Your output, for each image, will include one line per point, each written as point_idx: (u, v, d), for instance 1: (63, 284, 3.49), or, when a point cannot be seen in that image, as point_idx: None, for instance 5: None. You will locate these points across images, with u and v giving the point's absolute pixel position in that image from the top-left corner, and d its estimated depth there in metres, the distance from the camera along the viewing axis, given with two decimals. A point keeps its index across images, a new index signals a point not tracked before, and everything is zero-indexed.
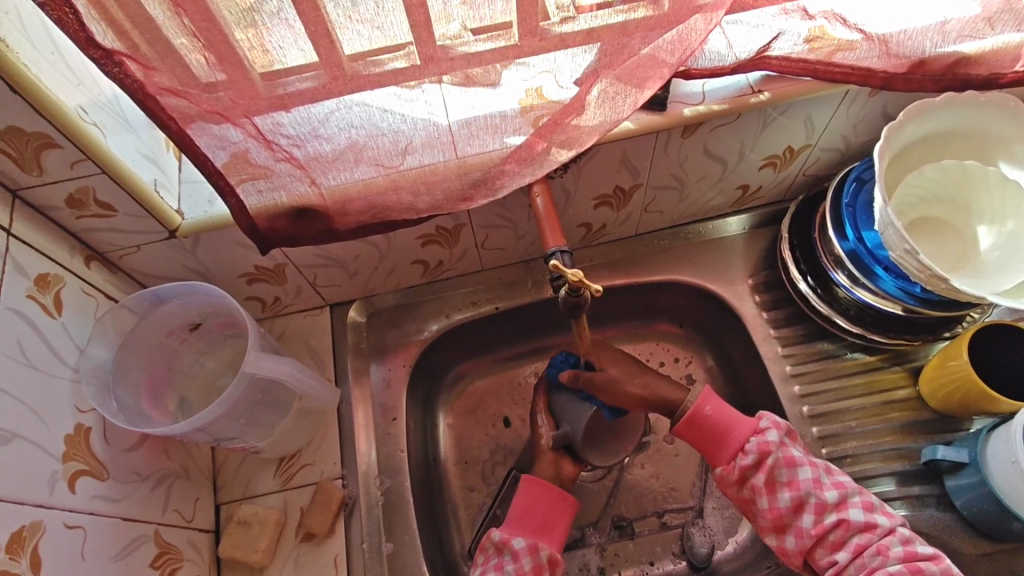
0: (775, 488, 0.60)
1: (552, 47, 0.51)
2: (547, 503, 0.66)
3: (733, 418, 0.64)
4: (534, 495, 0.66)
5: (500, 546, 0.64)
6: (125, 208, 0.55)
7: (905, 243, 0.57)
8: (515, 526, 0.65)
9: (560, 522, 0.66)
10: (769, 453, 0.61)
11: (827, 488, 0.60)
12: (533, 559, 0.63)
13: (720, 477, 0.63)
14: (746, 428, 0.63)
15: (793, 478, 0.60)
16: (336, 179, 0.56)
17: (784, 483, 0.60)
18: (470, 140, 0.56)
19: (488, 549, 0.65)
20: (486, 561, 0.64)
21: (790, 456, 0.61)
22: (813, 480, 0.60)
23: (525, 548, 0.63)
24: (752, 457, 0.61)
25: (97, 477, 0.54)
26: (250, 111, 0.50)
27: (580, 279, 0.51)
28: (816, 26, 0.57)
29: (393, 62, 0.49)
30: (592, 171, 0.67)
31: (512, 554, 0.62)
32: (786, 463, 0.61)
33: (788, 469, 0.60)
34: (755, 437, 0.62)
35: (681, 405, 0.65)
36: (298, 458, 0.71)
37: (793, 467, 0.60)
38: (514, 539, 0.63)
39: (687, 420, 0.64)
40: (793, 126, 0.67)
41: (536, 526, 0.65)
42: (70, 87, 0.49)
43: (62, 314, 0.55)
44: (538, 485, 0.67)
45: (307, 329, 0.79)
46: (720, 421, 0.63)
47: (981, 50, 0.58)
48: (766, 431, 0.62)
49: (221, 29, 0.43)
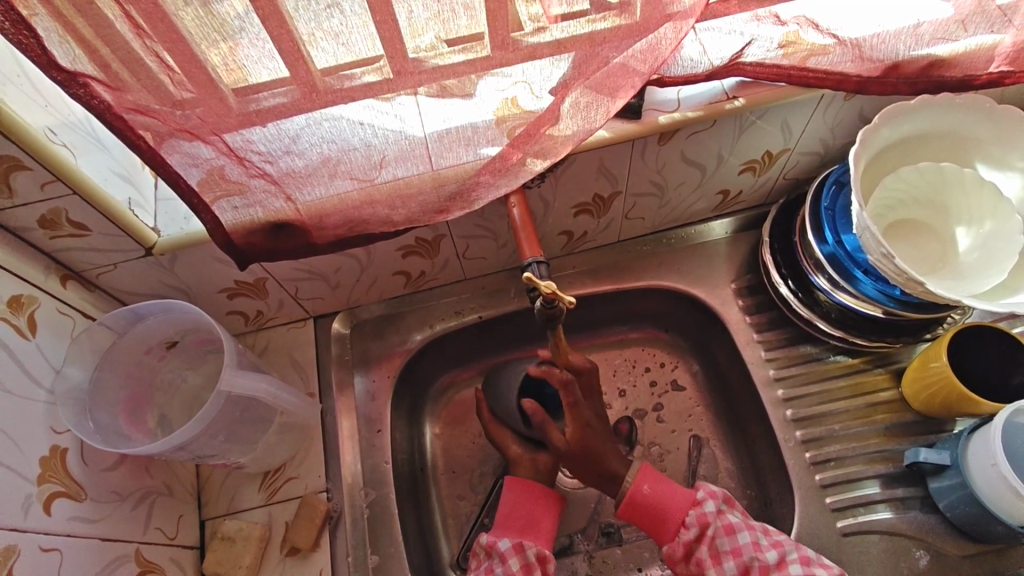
0: (720, 558, 0.61)
1: (522, 59, 0.51)
2: (530, 502, 0.68)
3: (669, 494, 0.65)
4: (517, 496, 0.68)
5: (488, 549, 0.65)
6: (99, 227, 0.55)
7: (881, 247, 0.57)
8: (501, 528, 0.67)
9: (546, 521, 0.68)
10: (709, 525, 0.63)
11: (768, 550, 0.60)
12: (522, 559, 0.64)
13: (667, 557, 0.64)
14: (684, 502, 0.64)
15: (734, 545, 0.61)
16: (312, 195, 0.56)
17: (727, 552, 0.61)
18: (443, 153, 0.56)
19: (480, 554, 0.66)
20: (478, 565, 0.66)
21: (728, 524, 0.62)
22: (753, 544, 0.61)
23: (512, 549, 0.64)
24: (693, 530, 0.63)
25: (74, 498, 0.54)
26: (218, 128, 0.49)
27: (554, 291, 0.51)
28: (789, 31, 0.57)
29: (365, 76, 0.49)
30: (570, 179, 0.67)
31: (500, 556, 0.64)
32: (726, 530, 0.62)
33: (728, 537, 0.62)
34: (694, 511, 0.64)
35: (621, 486, 0.66)
36: (283, 471, 0.71)
37: (733, 533, 0.62)
38: (500, 541, 0.65)
39: (627, 500, 0.65)
40: (770, 130, 0.67)
41: (520, 527, 0.67)
42: (37, 109, 0.49)
43: (36, 335, 0.55)
44: (521, 485, 0.69)
45: (290, 342, 0.79)
46: (658, 500, 0.65)
47: (954, 52, 0.58)
48: (704, 502, 0.64)
49: (187, 48, 0.43)
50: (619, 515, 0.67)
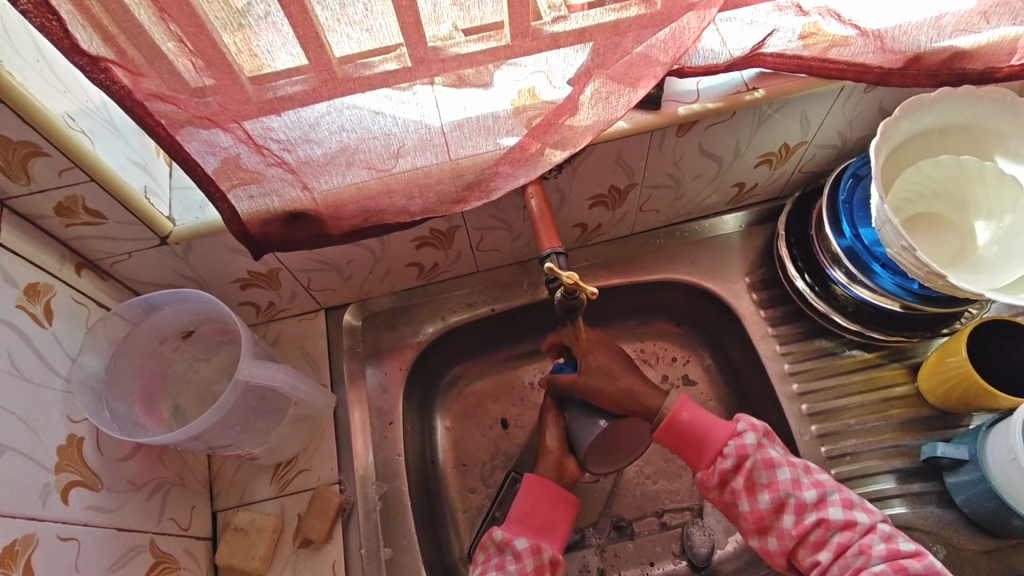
0: (755, 490, 0.61)
1: (545, 47, 0.50)
2: (548, 504, 0.66)
3: (709, 423, 0.64)
4: (535, 495, 0.66)
5: (502, 545, 0.64)
6: (115, 215, 0.55)
7: (902, 240, 0.56)
8: (515, 525, 0.65)
9: (562, 523, 0.66)
10: (746, 457, 0.62)
11: (806, 488, 0.61)
12: (535, 559, 0.63)
13: (700, 482, 0.64)
14: (722, 433, 0.64)
15: (772, 479, 0.61)
16: (329, 184, 0.56)
17: (764, 485, 0.61)
18: (463, 142, 0.55)
19: (489, 548, 0.65)
20: (487, 560, 0.65)
21: (767, 458, 0.62)
22: (792, 481, 0.61)
23: (527, 549, 0.63)
24: (731, 461, 0.62)
25: (91, 488, 0.53)
26: (238, 116, 0.49)
27: (576, 283, 0.50)
28: (810, 22, 0.56)
29: (384, 64, 0.48)
30: (587, 171, 0.67)
31: (514, 555, 0.63)
32: (764, 465, 0.62)
33: (766, 471, 0.61)
34: (733, 441, 0.63)
35: (659, 412, 0.65)
36: (295, 463, 0.71)
37: (772, 468, 0.61)
38: (516, 540, 0.63)
39: (665, 426, 0.64)
40: (788, 123, 0.67)
41: (536, 527, 0.65)
42: (55, 94, 0.48)
43: (52, 324, 0.54)
44: (541, 486, 0.67)
45: (302, 333, 0.78)
46: (698, 428, 0.64)
47: (977, 44, 0.57)
48: (744, 434, 0.63)
49: (208, 33, 0.43)
50: (653, 439, 0.67)
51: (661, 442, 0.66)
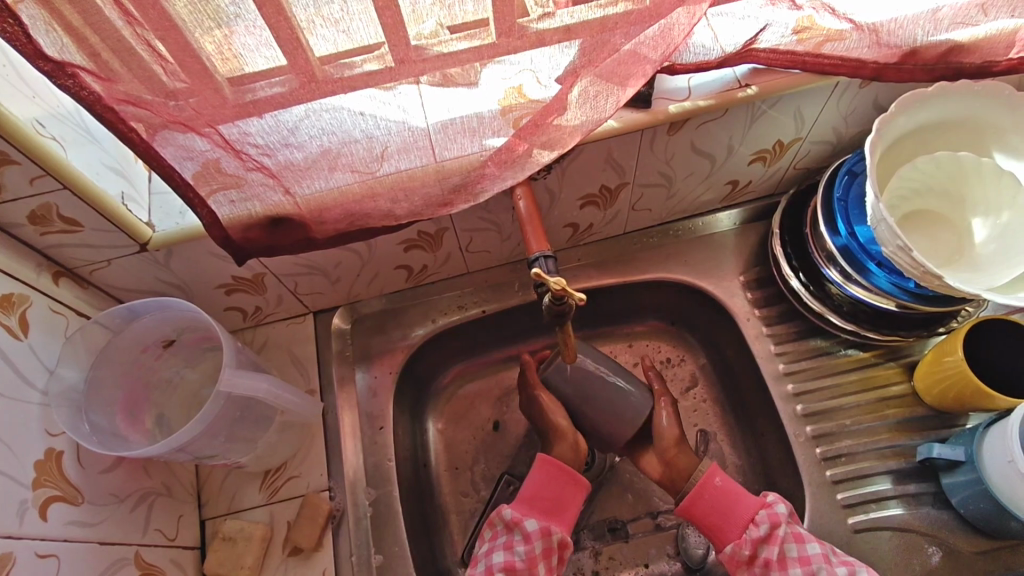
0: (786, 564, 0.60)
1: (529, 46, 0.49)
2: (560, 485, 0.66)
3: (742, 493, 0.65)
4: (548, 476, 0.66)
5: (510, 525, 0.64)
6: (91, 222, 0.53)
7: (897, 240, 0.55)
8: (526, 504, 0.65)
9: (572, 505, 0.66)
10: (779, 526, 0.61)
11: (838, 564, 0.59)
12: (544, 541, 0.63)
13: (729, 557, 0.63)
14: (754, 502, 0.64)
15: (803, 553, 0.60)
16: (311, 189, 0.54)
17: (795, 558, 0.60)
18: (448, 144, 0.54)
19: (497, 527, 0.65)
20: (494, 537, 0.65)
21: (798, 532, 0.61)
22: (823, 555, 0.60)
23: (537, 531, 0.63)
24: (763, 528, 0.61)
25: (71, 502, 0.52)
26: (214, 120, 0.47)
27: (563, 287, 0.49)
28: (804, 16, 0.54)
29: (366, 64, 0.46)
30: (577, 171, 0.65)
31: (523, 536, 0.63)
32: (795, 537, 0.61)
33: (797, 544, 0.60)
34: (765, 510, 0.63)
35: (692, 477, 0.67)
36: (284, 470, 0.70)
37: (803, 542, 0.61)
38: (526, 521, 0.63)
39: (697, 488, 0.65)
40: (782, 120, 0.65)
41: (546, 506, 0.65)
42: (24, 100, 0.47)
43: (28, 335, 0.53)
44: (552, 467, 0.66)
45: (290, 337, 0.77)
46: (729, 496, 0.65)
47: (975, 37, 0.56)
48: (775, 504, 0.63)
49: (180, 35, 0.41)
50: (679, 510, 0.66)
51: (688, 513, 0.66)
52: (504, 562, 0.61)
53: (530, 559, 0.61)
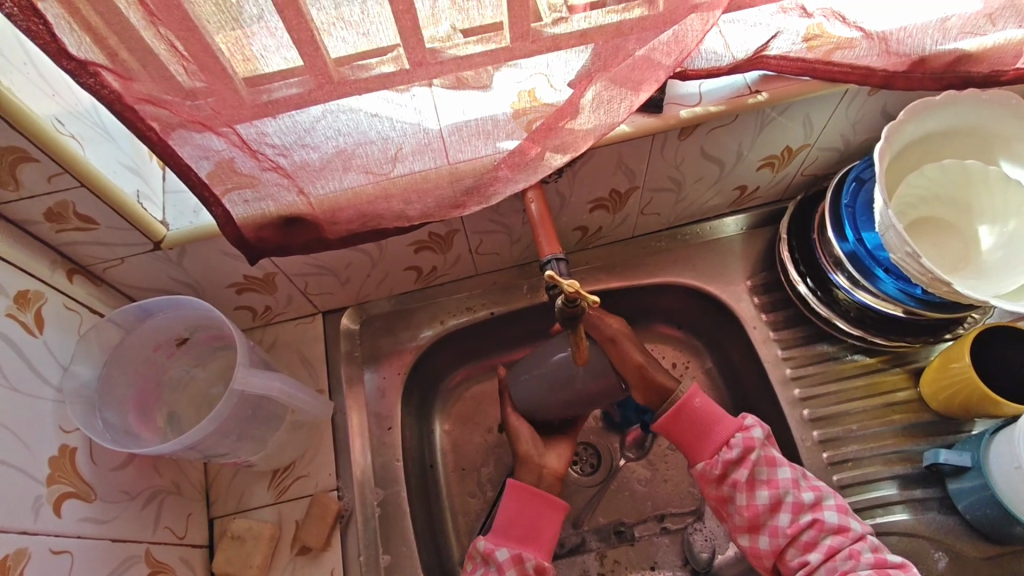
0: (755, 486, 0.61)
1: (545, 50, 0.49)
2: (532, 512, 0.66)
3: (719, 415, 0.65)
4: (519, 503, 0.66)
5: (486, 556, 0.63)
6: (107, 220, 0.54)
7: (906, 246, 0.56)
8: (500, 535, 0.65)
9: (547, 531, 0.66)
10: (752, 450, 0.62)
11: (805, 489, 0.61)
12: (518, 570, 0.62)
13: (700, 473, 0.64)
14: (731, 424, 0.64)
15: (773, 477, 0.61)
16: (325, 189, 0.54)
17: (763, 481, 0.61)
18: (461, 146, 0.54)
19: (475, 559, 0.64)
20: (473, 570, 0.64)
21: (771, 456, 0.62)
22: (792, 481, 0.61)
23: (510, 560, 0.62)
24: (737, 451, 0.62)
25: (84, 499, 0.53)
26: (232, 120, 0.48)
27: (577, 290, 0.49)
28: (814, 24, 0.55)
29: (380, 67, 0.46)
30: (588, 174, 0.66)
31: (498, 566, 0.62)
32: (767, 461, 0.62)
33: (768, 467, 0.61)
34: (740, 434, 0.63)
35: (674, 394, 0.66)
36: (293, 469, 0.70)
37: (774, 466, 0.61)
38: (498, 550, 0.63)
39: (675, 409, 0.65)
40: (791, 126, 0.66)
41: (519, 536, 0.65)
42: (44, 98, 0.47)
43: (43, 332, 0.53)
44: (524, 492, 0.67)
45: (299, 337, 0.77)
46: (707, 415, 0.65)
47: (984, 46, 0.56)
48: (751, 429, 0.64)
49: (201, 37, 0.41)
50: (658, 426, 0.67)
51: (666, 429, 0.66)
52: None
53: None
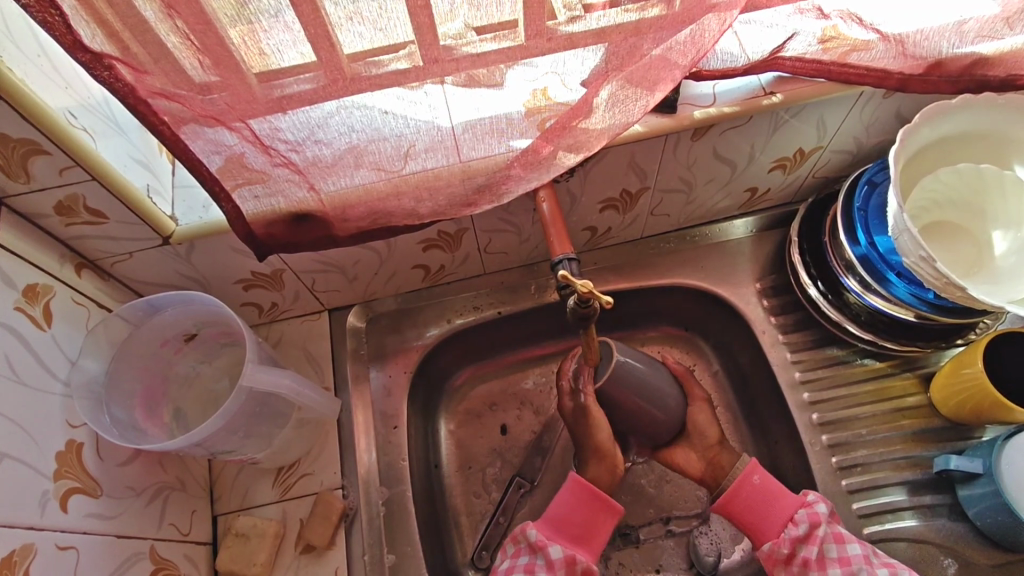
0: (825, 564, 0.61)
1: (561, 48, 0.48)
2: (593, 513, 0.66)
3: (781, 491, 0.65)
4: (576, 499, 0.66)
5: (534, 547, 0.64)
6: (117, 215, 0.53)
7: (920, 250, 0.55)
8: (552, 530, 0.65)
9: (602, 529, 0.66)
10: (818, 525, 0.62)
11: (878, 566, 0.59)
12: (568, 570, 0.63)
13: (767, 554, 0.63)
14: (794, 501, 0.64)
15: (842, 553, 0.60)
16: (336, 185, 0.54)
17: (834, 559, 0.61)
18: (475, 144, 0.53)
19: (520, 545, 0.65)
20: (516, 555, 0.65)
21: (838, 532, 0.62)
22: (863, 557, 0.60)
23: (561, 560, 0.63)
24: (803, 527, 0.62)
25: (91, 495, 0.52)
26: (245, 115, 0.47)
27: (590, 290, 0.48)
28: (830, 26, 0.54)
29: (394, 63, 0.46)
30: (600, 174, 0.65)
31: (547, 561, 0.62)
32: (835, 538, 0.61)
33: (836, 544, 0.61)
34: (804, 510, 0.63)
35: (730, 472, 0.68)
36: (298, 467, 0.70)
37: (842, 542, 0.61)
38: (551, 547, 0.63)
39: (733, 488, 0.66)
40: (805, 129, 0.65)
41: (573, 534, 0.65)
42: (57, 90, 0.47)
43: (51, 326, 0.53)
44: (584, 489, 0.66)
45: (305, 334, 0.77)
46: (768, 492, 0.65)
47: (1000, 50, 0.56)
48: (815, 504, 0.63)
49: (216, 31, 0.41)
50: (716, 507, 0.67)
51: (726, 509, 0.66)
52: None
53: None
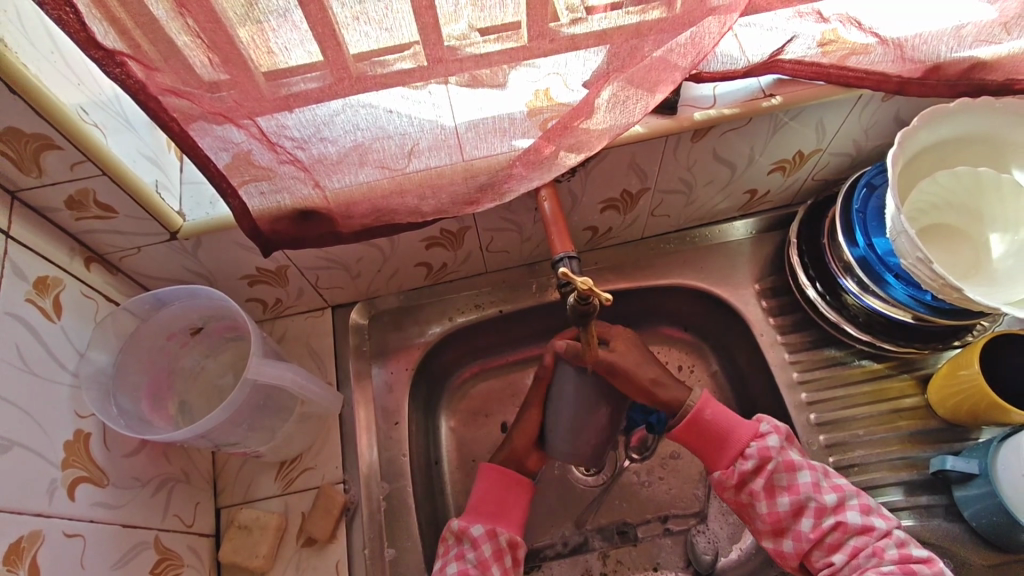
0: (774, 493, 0.62)
1: (563, 49, 0.49)
2: (503, 490, 0.68)
3: (733, 423, 0.65)
4: (490, 482, 0.68)
5: (460, 534, 0.65)
6: (126, 209, 0.54)
7: (917, 251, 0.56)
8: (473, 514, 0.67)
9: (516, 507, 0.68)
10: (769, 459, 0.63)
11: (827, 491, 0.61)
12: (493, 544, 0.65)
13: (717, 482, 0.65)
14: (746, 433, 0.65)
15: (792, 482, 0.62)
16: (341, 183, 0.54)
17: (783, 488, 0.62)
18: (477, 143, 0.53)
19: (448, 540, 0.66)
20: (446, 552, 0.65)
21: (789, 461, 0.62)
22: (813, 484, 0.62)
23: (484, 535, 0.64)
24: (752, 462, 0.63)
25: (97, 484, 0.53)
26: (253, 112, 0.48)
27: (590, 287, 0.49)
28: (830, 29, 0.55)
29: (400, 63, 0.47)
30: (600, 174, 0.66)
31: (472, 542, 0.64)
32: (785, 467, 0.62)
33: (787, 474, 0.62)
34: (755, 443, 0.64)
35: (683, 406, 0.67)
36: (300, 461, 0.70)
37: (793, 471, 0.62)
38: (473, 527, 0.65)
39: (687, 422, 0.66)
40: (804, 131, 0.66)
41: (489, 512, 0.67)
42: (69, 86, 0.48)
43: (61, 318, 0.54)
44: (494, 471, 0.68)
45: (309, 330, 0.78)
46: (721, 426, 0.65)
47: (998, 54, 0.56)
48: (767, 436, 0.64)
49: (224, 30, 0.42)
50: (672, 435, 0.68)
51: (680, 439, 0.67)
52: (457, 571, 0.62)
53: (481, 564, 0.63)
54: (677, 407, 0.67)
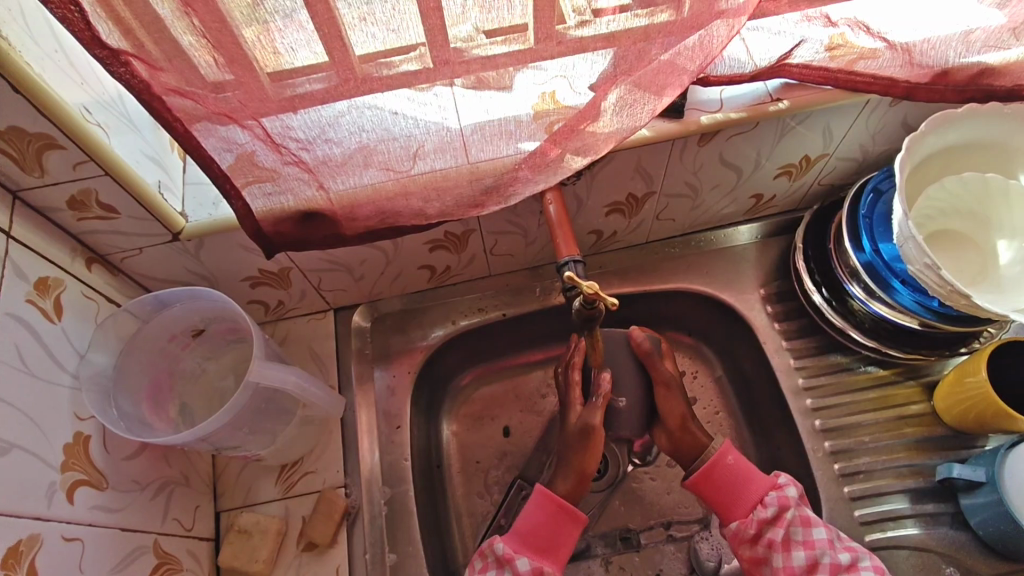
0: (790, 547, 0.61)
1: (570, 52, 0.48)
2: (557, 527, 0.64)
3: (753, 472, 0.65)
4: (543, 512, 0.65)
5: (502, 560, 0.62)
6: (128, 210, 0.54)
7: (926, 257, 0.55)
8: (519, 542, 0.64)
9: (566, 543, 0.64)
10: (787, 509, 0.62)
11: (841, 550, 0.60)
12: None
13: (733, 533, 0.63)
14: (764, 483, 0.64)
15: (808, 537, 0.61)
16: (345, 185, 0.54)
17: (799, 542, 0.61)
18: (483, 145, 0.53)
19: (488, 557, 0.64)
20: (484, 569, 0.63)
21: (806, 516, 0.62)
22: (828, 541, 0.60)
23: (529, 572, 0.61)
24: (772, 510, 0.62)
25: (96, 487, 0.53)
26: (258, 113, 0.48)
27: (596, 292, 0.48)
28: (838, 33, 0.55)
29: (405, 64, 0.46)
30: (606, 177, 0.66)
31: (515, 574, 0.61)
32: (802, 521, 0.62)
33: (803, 528, 0.61)
34: (774, 492, 0.63)
35: (707, 449, 0.67)
36: (300, 465, 0.70)
37: (809, 527, 0.61)
38: (518, 559, 0.62)
39: (710, 464, 0.65)
40: (810, 136, 0.66)
41: (539, 546, 0.64)
42: (73, 85, 0.47)
43: (61, 319, 0.53)
44: (548, 502, 0.65)
45: (310, 333, 0.78)
46: (742, 473, 0.65)
47: (1006, 60, 0.55)
48: (786, 487, 0.64)
49: (228, 29, 0.42)
50: (689, 481, 0.67)
51: (697, 486, 0.66)
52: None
53: None
54: (698, 454, 0.67)
